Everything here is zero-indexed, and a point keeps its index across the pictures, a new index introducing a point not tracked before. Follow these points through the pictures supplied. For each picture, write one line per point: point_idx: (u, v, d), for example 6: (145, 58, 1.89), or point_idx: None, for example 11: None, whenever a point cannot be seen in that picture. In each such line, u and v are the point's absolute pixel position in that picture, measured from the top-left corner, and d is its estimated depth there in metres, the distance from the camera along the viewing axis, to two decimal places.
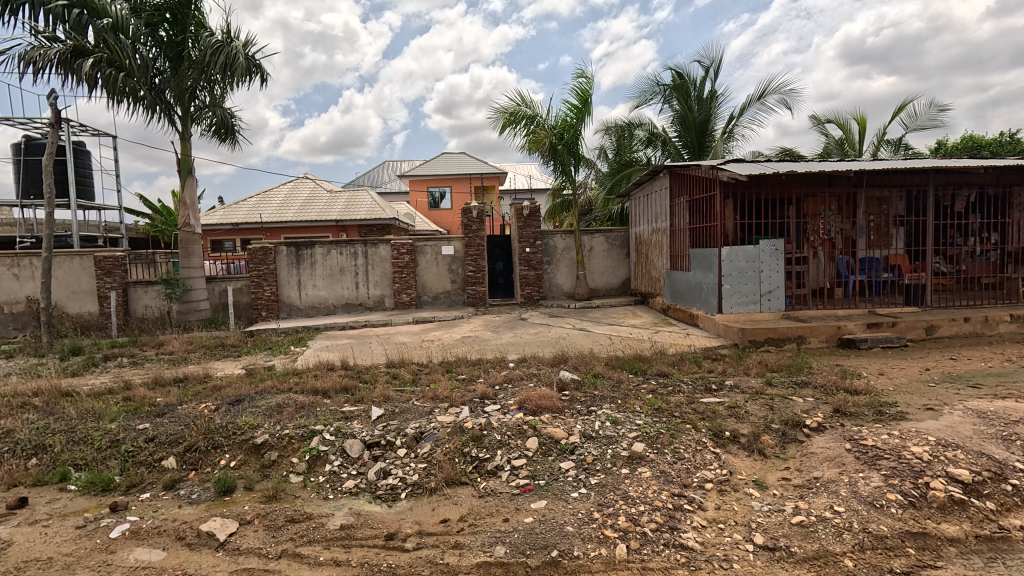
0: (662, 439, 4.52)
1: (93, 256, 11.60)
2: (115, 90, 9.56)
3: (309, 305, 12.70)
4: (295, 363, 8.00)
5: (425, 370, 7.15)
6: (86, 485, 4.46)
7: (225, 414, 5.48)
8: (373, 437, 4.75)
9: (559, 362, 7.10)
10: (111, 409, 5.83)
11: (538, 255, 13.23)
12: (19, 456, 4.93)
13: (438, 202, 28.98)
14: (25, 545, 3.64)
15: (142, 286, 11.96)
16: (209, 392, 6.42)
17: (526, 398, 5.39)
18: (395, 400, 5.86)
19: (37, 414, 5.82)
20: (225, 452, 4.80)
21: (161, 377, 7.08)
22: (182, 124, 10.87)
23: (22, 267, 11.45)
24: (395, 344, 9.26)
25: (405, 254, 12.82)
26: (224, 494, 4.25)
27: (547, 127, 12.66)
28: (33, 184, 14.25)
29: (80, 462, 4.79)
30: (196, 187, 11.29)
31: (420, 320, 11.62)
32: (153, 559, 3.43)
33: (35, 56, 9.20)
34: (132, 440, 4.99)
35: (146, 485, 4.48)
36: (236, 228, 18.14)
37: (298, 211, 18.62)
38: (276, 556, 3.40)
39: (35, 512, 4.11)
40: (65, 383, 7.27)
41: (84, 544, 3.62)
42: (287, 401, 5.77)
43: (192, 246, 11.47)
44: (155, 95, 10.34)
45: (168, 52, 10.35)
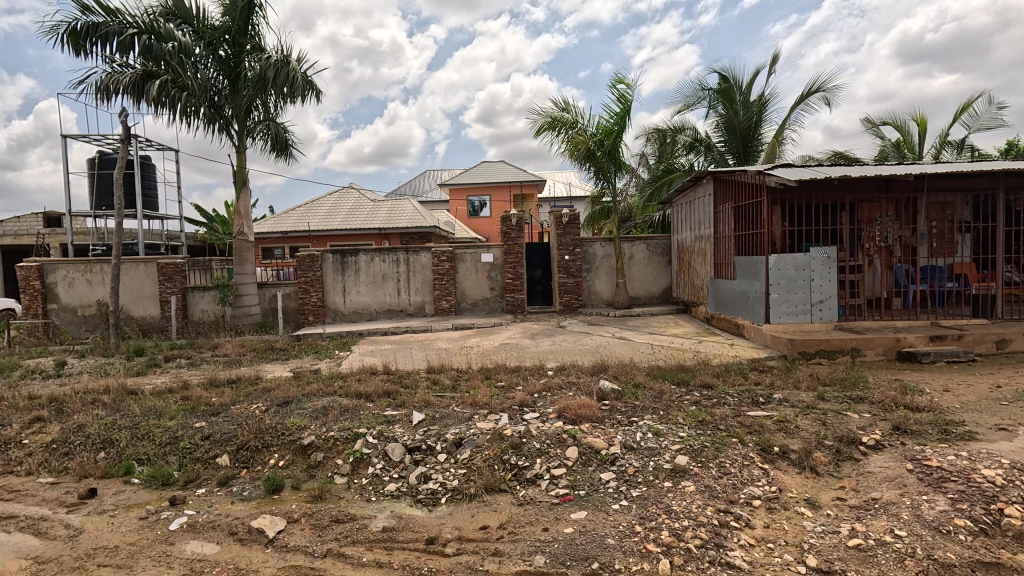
0: (707, 452, 4.40)
1: (156, 263, 12.31)
2: (179, 109, 10.18)
3: (353, 310, 13.06)
4: (339, 367, 8.25)
5: (464, 376, 7.22)
6: (147, 479, 4.74)
7: (274, 415, 5.70)
8: (414, 442, 4.84)
9: (598, 371, 7.00)
10: (170, 407, 6.18)
11: (576, 263, 13.17)
12: (89, 448, 5.29)
13: (479, 210, 29.38)
14: (95, 533, 3.89)
15: (200, 291, 12.59)
16: (260, 393, 6.71)
17: (564, 406, 5.36)
18: (435, 405, 5.92)
19: (106, 410, 6.24)
20: (274, 451, 4.99)
21: (216, 378, 7.45)
22: (238, 138, 11.45)
23: (94, 273, 12.33)
24: (435, 349, 9.42)
25: (445, 262, 13.01)
26: (273, 493, 4.42)
27: (587, 133, 12.65)
28: (105, 196, 15.31)
29: (143, 456, 5.09)
30: (250, 197, 11.87)
31: (459, 326, 11.75)
32: (208, 552, 3.60)
33: (109, 81, 9.90)
34: (189, 438, 5.26)
35: (201, 481, 4.71)
36: (286, 236, 18.91)
37: (343, 220, 19.22)
38: (322, 555, 3.50)
39: (102, 503, 4.39)
40: (132, 382, 7.78)
41: (147, 535, 3.84)
42: (332, 403, 5.96)
43: (245, 254, 12.03)
44: (215, 111, 10.95)
45: (227, 71, 10.95)
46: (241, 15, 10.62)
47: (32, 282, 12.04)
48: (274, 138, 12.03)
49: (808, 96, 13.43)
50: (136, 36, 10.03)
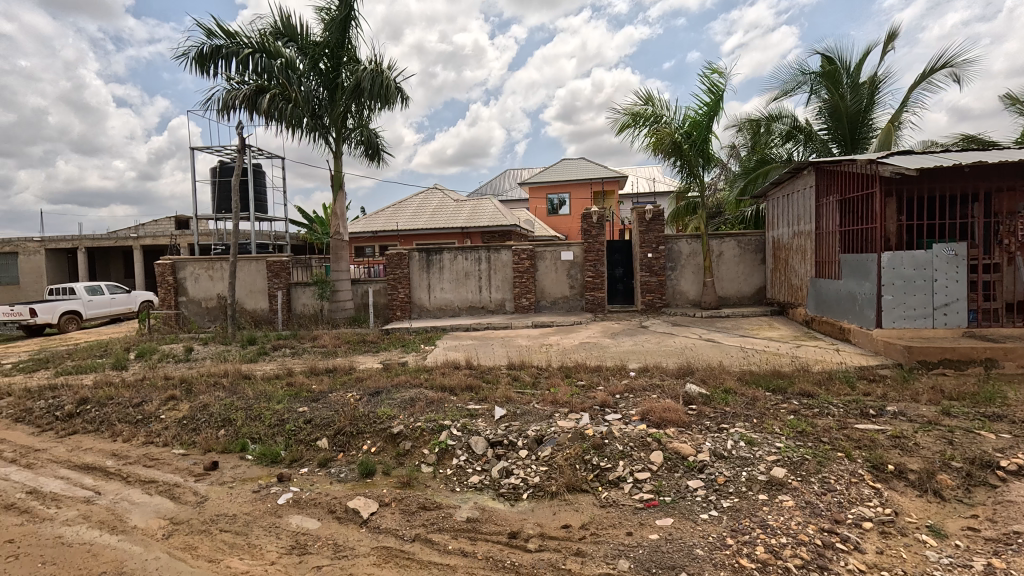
0: (807, 466, 4.06)
1: (265, 260, 13.56)
2: (286, 119, 11.12)
3: (437, 306, 13.56)
4: (425, 360, 8.61)
5: (544, 374, 7.23)
6: (259, 456, 5.24)
7: (367, 404, 6.07)
8: (497, 436, 4.94)
9: (684, 374, 6.71)
10: (278, 392, 6.79)
11: (660, 261, 12.72)
12: (212, 425, 5.96)
13: (557, 208, 29.19)
14: (217, 501, 4.37)
15: (302, 287, 13.70)
16: (354, 383, 7.18)
17: (648, 409, 5.19)
18: (516, 401, 5.99)
19: (225, 392, 6.98)
20: (367, 438, 5.31)
21: (316, 367, 8.07)
22: (335, 144, 12.28)
23: (215, 269, 13.83)
24: (516, 346, 9.53)
25: (525, 260, 13.12)
26: (366, 477, 4.71)
27: (673, 126, 12.16)
28: (224, 201, 17.12)
29: (255, 435, 5.64)
30: (345, 199, 12.71)
31: (539, 324, 11.80)
32: (310, 527, 3.91)
33: (228, 98, 11.02)
34: (294, 421, 5.74)
35: (304, 461, 5.12)
36: (376, 236, 20.03)
37: (428, 219, 20.01)
38: (410, 539, 3.67)
39: (223, 475, 4.92)
40: (246, 368, 8.65)
41: (259, 506, 4.25)
42: (419, 395, 6.23)
43: (341, 252, 12.91)
44: (315, 121, 11.83)
45: (327, 83, 11.79)
46: (339, 30, 11.40)
47: (167, 277, 13.75)
48: (367, 143, 12.78)
49: (931, 74, 11.96)
50: (251, 55, 11.08)
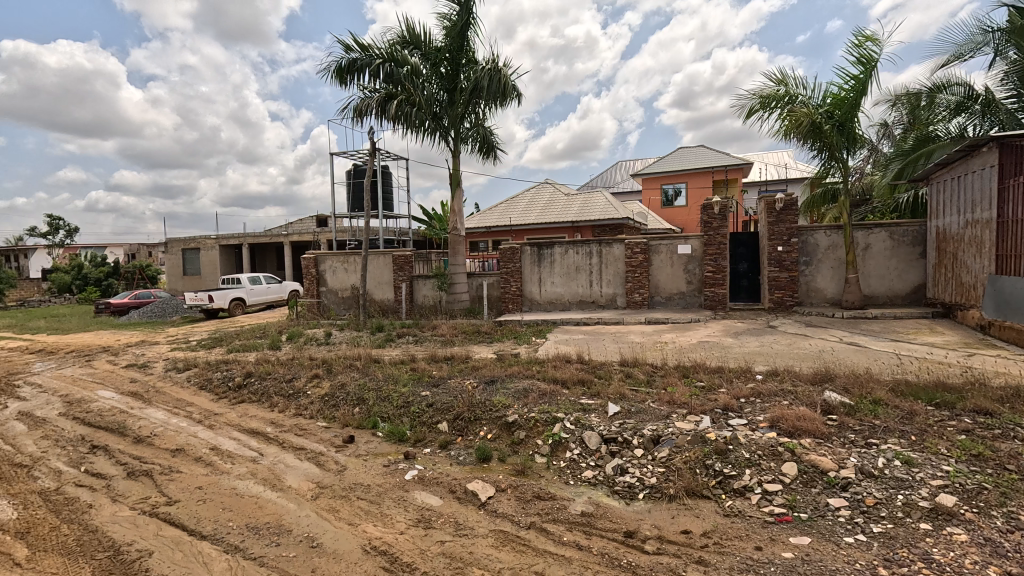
0: (985, 497, 3.45)
1: (391, 255, 14.69)
2: (411, 123, 11.89)
3: (548, 300, 13.67)
4: (537, 353, 8.75)
5: (660, 372, 6.97)
6: (388, 434, 5.72)
7: (483, 392, 6.32)
8: (611, 433, 4.86)
9: (822, 380, 6.04)
10: (403, 376, 7.35)
11: (792, 255, 11.55)
12: (349, 403, 6.63)
13: (672, 200, 27.81)
14: (355, 471, 4.86)
15: (423, 279, 14.63)
16: (470, 371, 7.52)
17: (779, 416, 4.76)
18: (631, 399, 5.84)
19: (359, 374, 7.73)
20: (484, 425, 5.54)
21: (436, 355, 8.59)
22: (454, 144, 12.89)
23: (349, 263, 15.31)
24: (628, 342, 9.30)
25: (639, 254, 12.72)
26: (483, 462, 4.92)
27: (811, 106, 10.93)
28: (357, 201, 18.86)
29: (385, 414, 6.16)
30: (462, 196, 13.30)
31: (652, 320, 11.38)
32: (434, 504, 4.19)
33: (362, 105, 11.97)
34: (418, 404, 6.18)
35: (427, 442, 5.49)
36: (489, 231, 20.72)
37: (539, 214, 20.23)
38: (526, 526, 3.76)
39: (358, 448, 5.45)
40: (375, 353, 9.49)
41: (389, 480, 4.65)
42: (531, 387, 6.34)
43: (458, 246, 13.55)
44: (436, 122, 12.49)
45: (447, 85, 12.43)
46: (459, 33, 11.93)
47: (311, 269, 15.52)
48: (483, 141, 13.23)
49: None
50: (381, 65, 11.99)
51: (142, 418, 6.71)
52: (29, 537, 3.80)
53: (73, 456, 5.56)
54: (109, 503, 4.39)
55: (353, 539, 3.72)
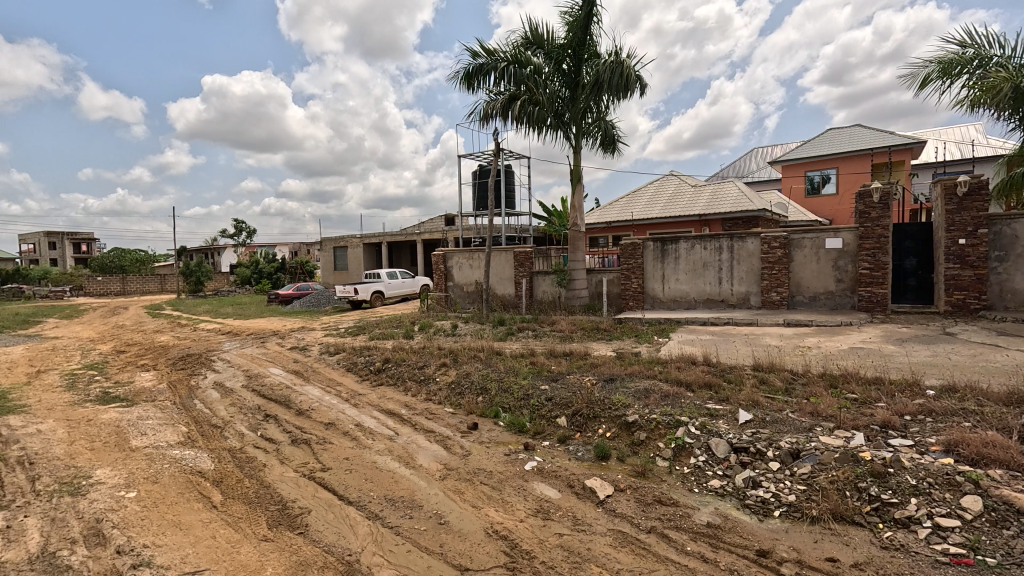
0: None
1: (513, 251, 15.13)
2: (533, 122, 12.08)
3: (672, 298, 13.04)
4: (659, 352, 8.42)
5: (800, 379, 6.29)
6: (508, 424, 5.93)
7: (602, 389, 6.25)
8: (741, 442, 4.52)
9: (1018, 401, 4.98)
10: (523, 369, 7.56)
11: (979, 249, 9.65)
12: (473, 392, 6.99)
13: (819, 187, 24.70)
14: (478, 457, 5.13)
15: (542, 275, 14.84)
16: (589, 367, 7.49)
17: (957, 439, 4.03)
18: (765, 407, 5.36)
19: (482, 364, 8.11)
20: (603, 422, 5.49)
21: (555, 350, 8.69)
22: (575, 140, 12.85)
23: (474, 259, 16.09)
24: (763, 345, 8.54)
25: (777, 249, 11.59)
26: (601, 459, 4.88)
27: (1012, 67, 8.99)
28: (481, 199, 19.74)
29: (506, 405, 6.39)
30: (583, 192, 13.24)
31: (792, 322, 10.30)
32: (552, 496, 4.26)
33: (487, 108, 12.37)
34: (537, 397, 6.30)
35: (546, 435, 5.59)
36: (610, 226, 20.31)
37: (663, 208, 19.38)
38: (646, 529, 3.66)
39: (481, 435, 5.74)
40: (497, 345, 9.89)
41: (510, 468, 4.82)
42: (653, 387, 6.13)
43: (578, 242, 13.51)
44: (558, 119, 12.56)
45: (568, 82, 12.43)
46: (581, 28, 11.85)
47: (440, 265, 16.60)
48: (604, 135, 13.02)
49: None
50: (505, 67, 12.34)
51: (302, 394, 7.76)
52: (222, 485, 4.62)
53: (252, 421, 6.63)
54: (279, 464, 5.16)
55: (476, 520, 3.93)
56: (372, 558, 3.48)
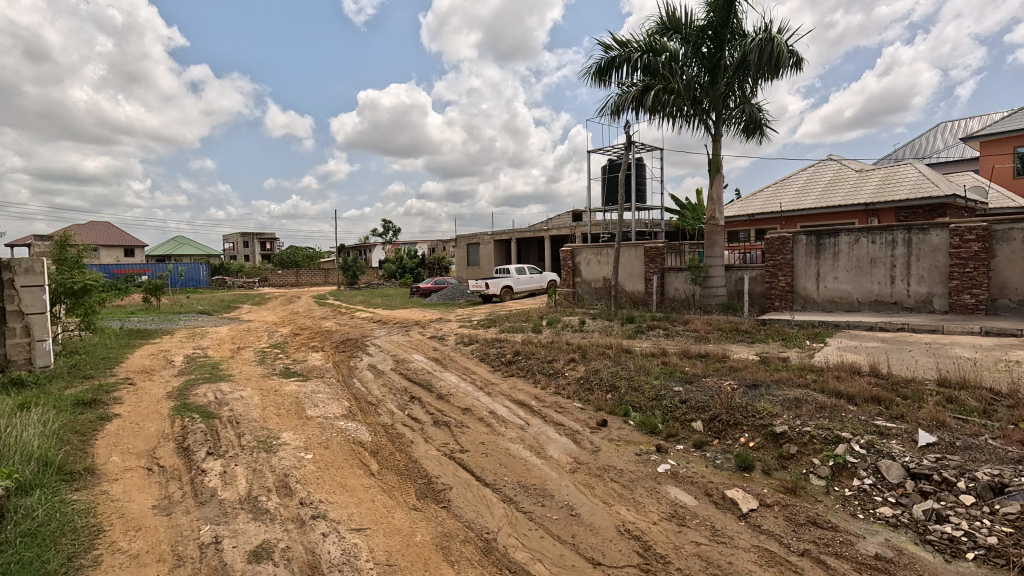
0: None
1: (643, 247, 14.64)
2: (668, 112, 11.53)
3: (828, 298, 11.59)
4: (812, 359, 7.55)
5: (1005, 400, 5.19)
6: (639, 424, 5.79)
7: (745, 395, 5.79)
8: (922, 467, 3.89)
9: None
10: (655, 369, 7.30)
11: None
12: (602, 389, 6.95)
13: None
14: (609, 454, 5.09)
15: (675, 272, 14.14)
16: (728, 371, 6.99)
17: None
18: (955, 430, 4.52)
19: (611, 362, 8.00)
20: (745, 431, 5.10)
21: (689, 350, 8.25)
22: (715, 128, 12.02)
23: (602, 255, 15.90)
24: (950, 357, 7.20)
25: (972, 242, 9.69)
26: (744, 470, 4.54)
27: None
28: (611, 194, 19.40)
29: (636, 405, 6.25)
30: (723, 183, 12.35)
31: (992, 331, 8.51)
32: (688, 502, 4.08)
33: (620, 101, 12.06)
34: (670, 399, 6.05)
35: (680, 438, 5.35)
36: (752, 219, 18.55)
37: (819, 196, 17.27)
38: (798, 552, 3.34)
39: (611, 433, 5.69)
40: (627, 343, 9.68)
41: (642, 469, 4.72)
42: (806, 397, 5.52)
43: (715, 237, 12.61)
44: (696, 107, 11.84)
45: (708, 65, 11.63)
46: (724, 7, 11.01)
47: (568, 261, 16.71)
48: (749, 120, 11.99)
49: None
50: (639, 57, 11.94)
51: (441, 379, 8.40)
52: (377, 456, 5.21)
53: (400, 401, 7.36)
54: (423, 442, 5.66)
55: (608, 517, 3.92)
56: (508, 539, 3.66)
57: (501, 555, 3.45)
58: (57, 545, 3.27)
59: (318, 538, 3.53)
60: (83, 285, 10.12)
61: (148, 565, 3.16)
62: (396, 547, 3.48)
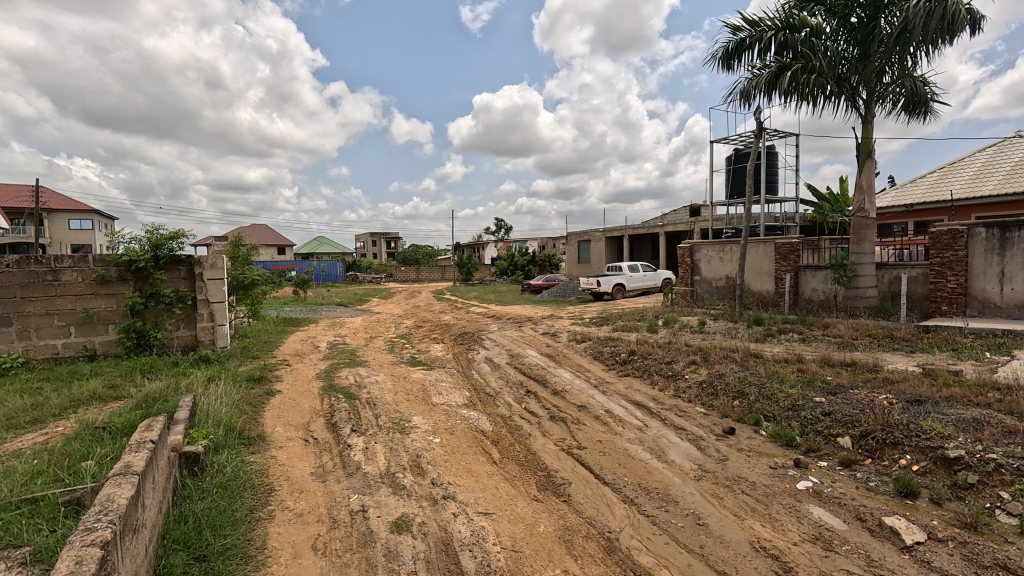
0: None
1: (774, 243, 13.42)
2: (808, 93, 10.40)
3: (1015, 303, 9.67)
4: (994, 374, 6.36)
5: None
6: (773, 435, 5.34)
7: (905, 411, 5.06)
8: None
9: None
10: (790, 376, 6.66)
11: None
12: (728, 394, 6.52)
13: None
14: (738, 465, 4.77)
15: (812, 271, 12.77)
16: (882, 383, 6.15)
17: None
18: None
19: (738, 366, 7.46)
20: (906, 452, 4.47)
21: (831, 358, 7.40)
22: (865, 107, 10.61)
23: (725, 251, 14.86)
24: None
25: None
26: (906, 497, 3.98)
27: None
28: (736, 186, 18.04)
29: (769, 414, 5.76)
30: (875, 169, 10.88)
31: None
32: (836, 525, 3.69)
33: (750, 85, 11.15)
34: (810, 410, 5.49)
35: (823, 454, 4.84)
36: (911, 209, 16.14)
37: (1003, 180, 14.47)
38: None
39: (740, 442, 5.32)
40: (755, 347, 8.95)
41: (778, 484, 4.35)
42: (988, 419, 4.67)
43: (864, 231, 11.20)
44: (842, 85, 10.54)
45: (859, 37, 10.25)
46: None
47: (687, 259, 15.89)
48: (910, 96, 10.39)
49: None
50: (773, 36, 10.91)
51: (556, 376, 8.47)
52: (498, 445, 5.41)
53: (516, 395, 7.56)
54: (541, 436, 5.76)
55: (740, 530, 3.68)
56: (630, 540, 3.60)
57: (624, 556, 3.40)
58: (242, 497, 3.88)
59: (450, 517, 3.77)
60: (251, 279, 11.81)
61: (310, 524, 3.62)
62: (521, 535, 3.59)
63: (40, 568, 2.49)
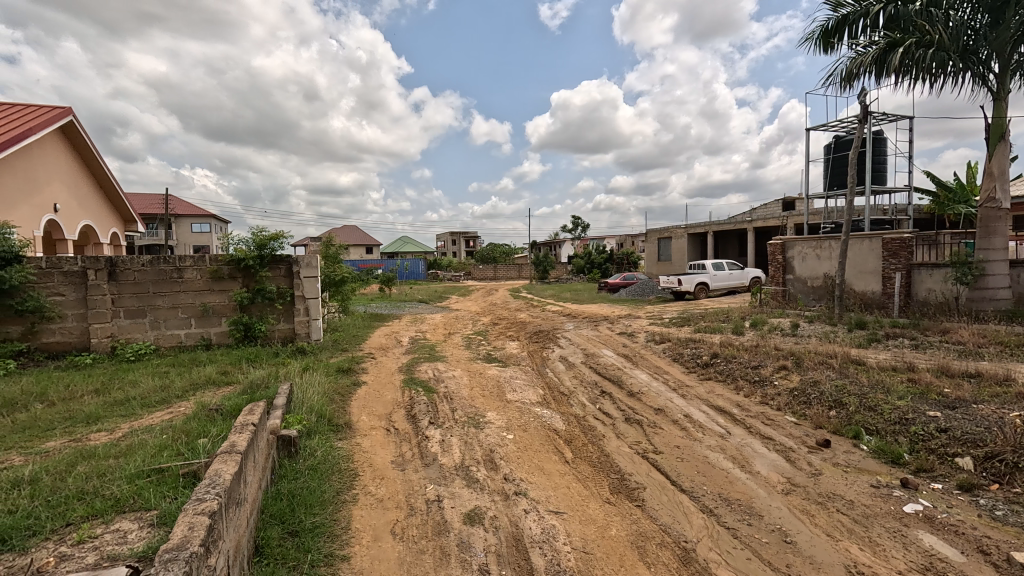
0: None
1: (881, 239, 12.11)
2: (925, 69, 9.29)
3: None
4: None
5: None
6: (877, 451, 4.84)
7: None
8: None
9: None
10: (899, 387, 5.99)
11: None
12: (824, 403, 6.00)
13: None
14: (833, 481, 4.38)
15: (928, 269, 11.40)
16: (1016, 399, 5.35)
17: None
18: None
19: (835, 373, 6.86)
20: None
21: (950, 368, 6.56)
22: (998, 81, 9.28)
23: (823, 249, 13.69)
24: None
25: None
26: None
27: None
28: (837, 177, 16.52)
29: (871, 427, 5.23)
30: (1009, 152, 9.54)
31: None
32: (950, 556, 3.28)
33: (854, 66, 10.16)
34: (922, 425, 4.91)
35: (937, 476, 4.32)
36: None
37: None
38: None
39: (836, 456, 4.88)
40: (856, 353, 8.15)
41: (880, 504, 3.95)
42: None
43: (996, 224, 9.81)
44: (967, 59, 9.30)
45: (989, 3, 8.99)
46: None
47: (778, 256, 14.84)
48: None
49: None
50: (882, 10, 9.86)
51: (632, 377, 8.27)
52: (572, 445, 5.38)
53: (591, 395, 7.47)
54: (616, 438, 5.65)
55: (833, 552, 3.39)
56: (708, 552, 3.43)
57: (701, 568, 3.26)
58: (330, 480, 4.18)
59: (521, 513, 3.81)
60: (341, 277, 12.65)
61: (390, 509, 3.82)
62: (592, 537, 3.55)
63: (164, 529, 2.84)
